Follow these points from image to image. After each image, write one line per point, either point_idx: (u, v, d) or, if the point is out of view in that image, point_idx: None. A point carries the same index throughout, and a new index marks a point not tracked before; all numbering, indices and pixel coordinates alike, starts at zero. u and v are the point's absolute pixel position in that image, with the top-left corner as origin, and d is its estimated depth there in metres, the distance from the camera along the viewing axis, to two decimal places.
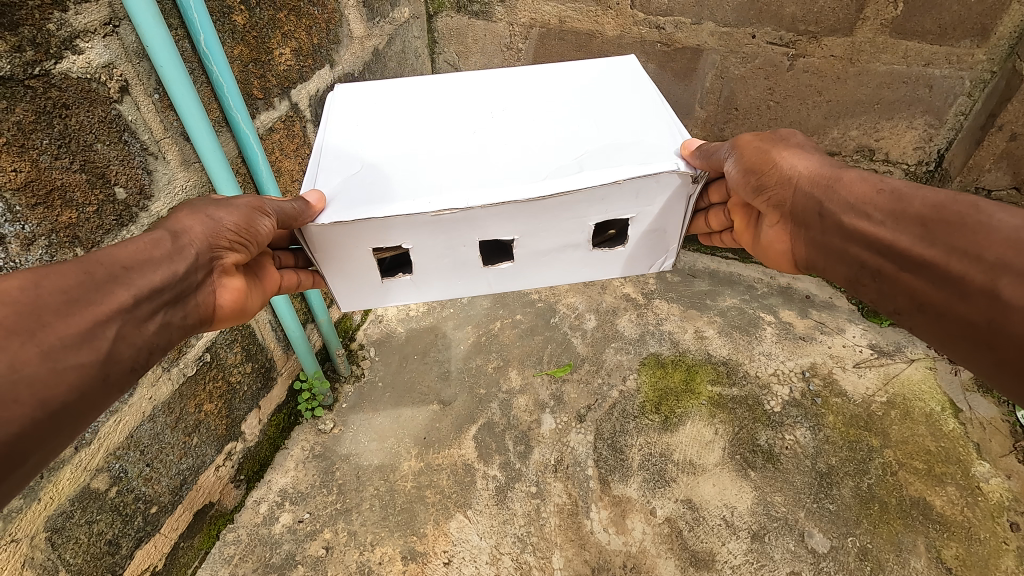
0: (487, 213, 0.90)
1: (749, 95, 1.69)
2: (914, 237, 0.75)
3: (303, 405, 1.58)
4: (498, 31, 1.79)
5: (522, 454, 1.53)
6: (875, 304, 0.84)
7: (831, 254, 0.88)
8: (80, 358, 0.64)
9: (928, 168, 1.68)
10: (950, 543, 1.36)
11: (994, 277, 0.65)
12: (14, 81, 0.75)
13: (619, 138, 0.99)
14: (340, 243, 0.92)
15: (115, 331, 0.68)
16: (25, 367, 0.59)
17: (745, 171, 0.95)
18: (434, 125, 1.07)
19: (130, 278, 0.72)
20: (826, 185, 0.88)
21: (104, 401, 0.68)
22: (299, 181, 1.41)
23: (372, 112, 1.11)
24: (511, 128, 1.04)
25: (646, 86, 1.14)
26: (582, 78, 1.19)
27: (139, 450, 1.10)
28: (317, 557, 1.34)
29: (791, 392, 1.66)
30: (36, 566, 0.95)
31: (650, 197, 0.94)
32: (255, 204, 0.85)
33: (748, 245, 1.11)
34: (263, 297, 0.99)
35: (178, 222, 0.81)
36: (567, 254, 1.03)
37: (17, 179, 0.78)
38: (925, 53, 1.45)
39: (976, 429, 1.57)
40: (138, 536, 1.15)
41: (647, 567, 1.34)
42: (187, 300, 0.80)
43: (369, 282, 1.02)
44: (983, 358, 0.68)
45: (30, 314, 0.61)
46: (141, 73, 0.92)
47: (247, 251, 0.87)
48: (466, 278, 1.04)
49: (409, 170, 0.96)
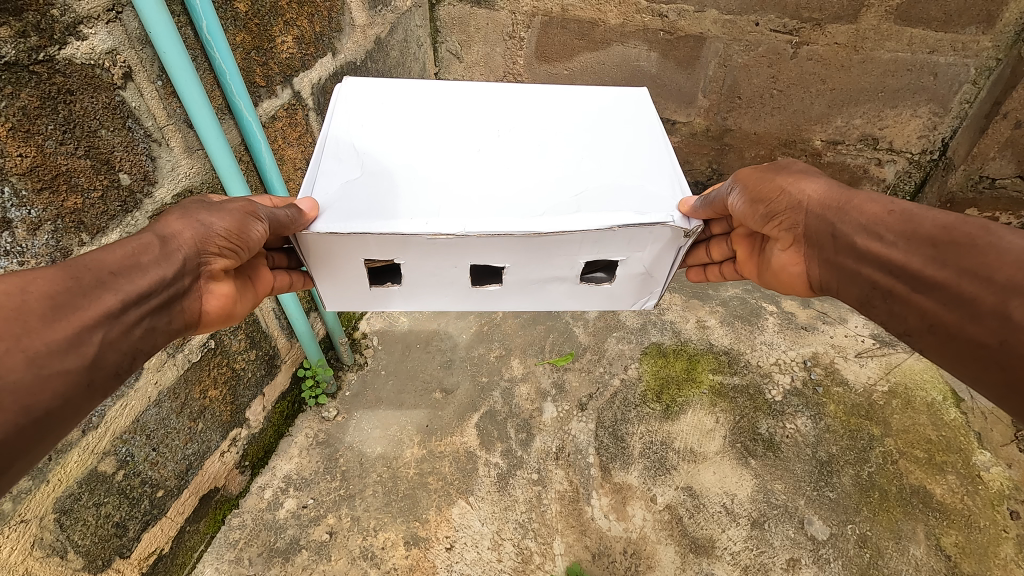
0: (480, 240, 0.90)
1: (753, 84, 1.68)
2: (926, 258, 0.75)
3: (307, 393, 1.60)
4: (500, 19, 1.78)
5: (524, 442, 1.54)
6: (885, 326, 0.83)
7: (844, 274, 0.87)
8: (65, 365, 0.64)
9: (933, 156, 1.68)
10: (949, 531, 1.37)
11: (1005, 299, 0.66)
12: (20, 67, 0.76)
13: (619, 179, 0.98)
14: (332, 253, 0.92)
15: (101, 337, 0.69)
16: (10, 373, 0.59)
17: (751, 201, 0.93)
18: (437, 141, 1.06)
19: (118, 283, 0.72)
20: (836, 207, 0.87)
21: (89, 405, 0.69)
22: (301, 170, 1.41)
23: (378, 112, 1.11)
24: (513, 155, 1.04)
25: (652, 122, 1.13)
26: (588, 108, 1.18)
27: (145, 435, 1.12)
28: (321, 541, 1.35)
29: (792, 381, 1.67)
30: (46, 546, 0.97)
31: (641, 243, 0.94)
32: (248, 209, 0.85)
33: (753, 274, 1.09)
34: (252, 301, 1.00)
35: (168, 227, 0.81)
36: (553, 285, 1.03)
37: (23, 164, 0.79)
38: (930, 40, 1.44)
39: (978, 418, 1.57)
40: (145, 519, 1.17)
41: (647, 553, 1.35)
42: (173, 306, 0.81)
43: (358, 290, 1.02)
44: (994, 379, 0.68)
45: (16, 320, 0.61)
46: (144, 60, 0.92)
47: (238, 256, 0.87)
48: (455, 296, 1.05)
49: (409, 191, 0.95)
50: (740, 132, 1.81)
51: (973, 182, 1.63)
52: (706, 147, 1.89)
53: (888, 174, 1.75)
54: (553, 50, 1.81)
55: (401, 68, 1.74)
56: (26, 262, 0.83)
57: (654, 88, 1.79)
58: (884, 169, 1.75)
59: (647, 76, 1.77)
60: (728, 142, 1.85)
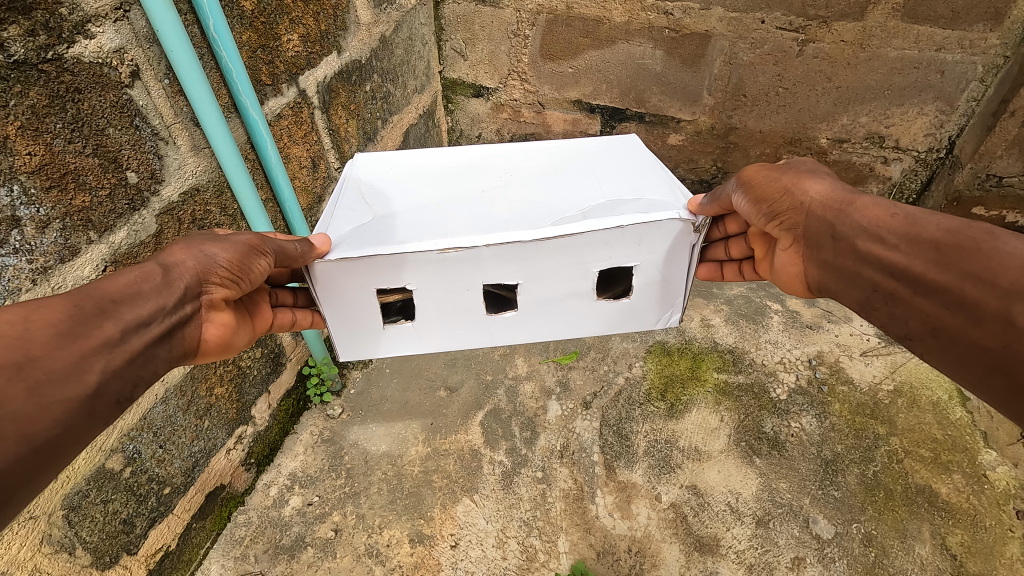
0: (492, 255, 0.92)
1: (758, 82, 1.67)
2: (928, 261, 0.75)
3: (312, 390, 1.60)
4: (505, 17, 1.79)
5: (529, 440, 1.54)
6: (885, 329, 0.83)
7: (843, 276, 0.87)
8: (65, 393, 0.65)
9: (939, 154, 1.66)
10: (955, 530, 1.36)
11: (1008, 304, 0.66)
12: (28, 66, 0.76)
13: (620, 194, 1.00)
14: (342, 283, 0.94)
15: (102, 366, 0.69)
16: (11, 403, 0.60)
17: (756, 203, 0.95)
18: (447, 181, 1.09)
19: (118, 311, 0.72)
20: (837, 209, 0.88)
21: (90, 433, 0.69)
22: (308, 169, 1.39)
23: (392, 164, 1.14)
24: (517, 185, 1.06)
25: (646, 156, 1.16)
26: (584, 146, 1.21)
27: (152, 432, 1.12)
28: (326, 539, 1.36)
29: (797, 380, 1.66)
30: (54, 543, 0.97)
31: (651, 243, 0.95)
32: (254, 241, 0.87)
33: (766, 274, 1.10)
34: (252, 335, 0.99)
35: (170, 257, 0.82)
36: (572, 303, 1.03)
37: (32, 162, 0.79)
38: (938, 38, 1.44)
39: (984, 417, 1.57)
40: (151, 516, 1.17)
41: (651, 551, 1.35)
42: (175, 334, 0.80)
43: (370, 328, 1.02)
44: (997, 384, 0.68)
45: (18, 347, 0.62)
46: (152, 59, 0.92)
47: (240, 287, 0.88)
48: (471, 329, 1.04)
49: (414, 221, 0.97)
50: (745, 130, 1.80)
51: (979, 181, 1.65)
52: (712, 145, 1.88)
53: (894, 172, 1.73)
54: (558, 48, 1.81)
55: (406, 66, 1.74)
56: (35, 260, 0.84)
57: (659, 86, 1.79)
58: (890, 168, 1.73)
59: (652, 75, 1.77)
60: (734, 140, 1.83)
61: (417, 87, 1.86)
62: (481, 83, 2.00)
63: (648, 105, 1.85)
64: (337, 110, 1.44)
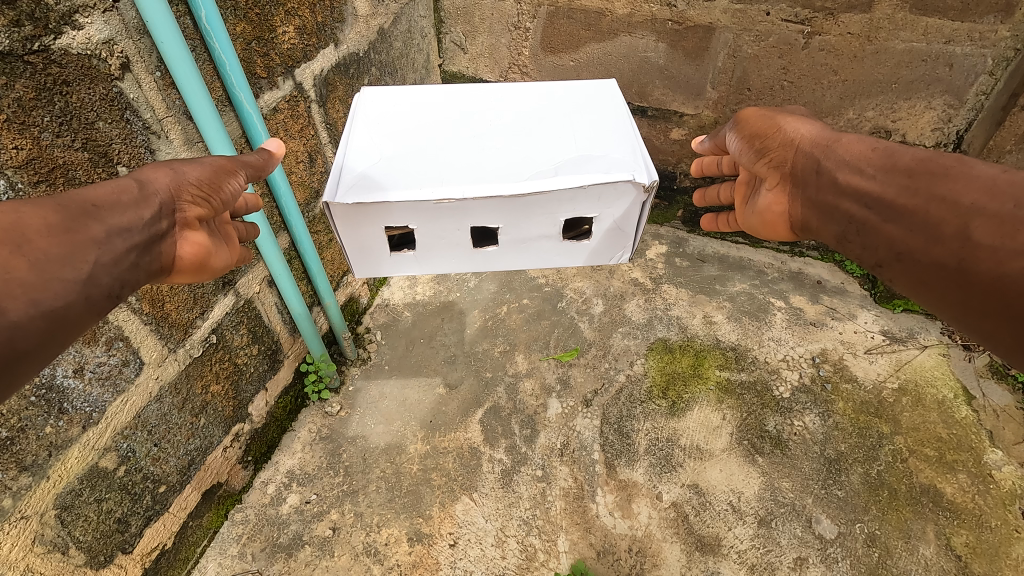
0: (479, 205, 0.90)
1: (763, 75, 1.65)
2: (899, 189, 0.77)
3: (309, 387, 1.58)
4: (505, 9, 1.77)
5: (529, 438, 1.53)
6: (856, 261, 0.86)
7: (823, 212, 0.88)
8: (63, 274, 0.62)
9: (947, 149, 1.62)
10: (959, 530, 1.35)
11: (963, 220, 0.69)
12: (13, 57, 0.74)
13: (586, 149, 0.96)
14: (360, 217, 0.91)
15: (94, 259, 0.65)
16: (14, 275, 0.57)
17: (749, 136, 0.98)
18: (440, 126, 1.04)
19: (101, 214, 0.68)
20: (825, 145, 0.89)
21: (82, 326, 0.65)
22: (304, 164, 1.36)
23: (392, 104, 1.10)
24: (495, 132, 1.02)
25: (617, 102, 1.11)
26: (554, 89, 1.15)
27: (147, 430, 1.11)
28: (324, 537, 1.35)
29: (800, 378, 1.64)
30: (47, 542, 0.96)
31: (609, 201, 0.93)
32: (223, 165, 0.83)
33: (742, 216, 1.08)
34: (230, 259, 0.90)
35: (142, 172, 0.76)
36: (537, 247, 1.01)
37: (19, 156, 0.78)
38: (947, 30, 1.41)
39: (989, 416, 1.55)
40: (147, 514, 1.16)
41: (652, 551, 1.33)
42: (151, 248, 0.74)
43: (378, 254, 1.00)
44: (952, 297, 0.70)
45: (17, 234, 0.59)
46: (142, 50, 0.90)
47: (212, 208, 0.81)
48: (460, 262, 1.04)
49: (417, 166, 0.94)
50: None
51: None
52: None
53: None
54: (559, 41, 1.79)
55: (405, 59, 1.72)
56: None
57: (662, 79, 1.76)
58: None
59: (655, 68, 1.75)
60: None
61: (417, 80, 1.84)
62: (481, 76, 1.98)
63: (651, 99, 1.82)
64: (334, 103, 1.41)
